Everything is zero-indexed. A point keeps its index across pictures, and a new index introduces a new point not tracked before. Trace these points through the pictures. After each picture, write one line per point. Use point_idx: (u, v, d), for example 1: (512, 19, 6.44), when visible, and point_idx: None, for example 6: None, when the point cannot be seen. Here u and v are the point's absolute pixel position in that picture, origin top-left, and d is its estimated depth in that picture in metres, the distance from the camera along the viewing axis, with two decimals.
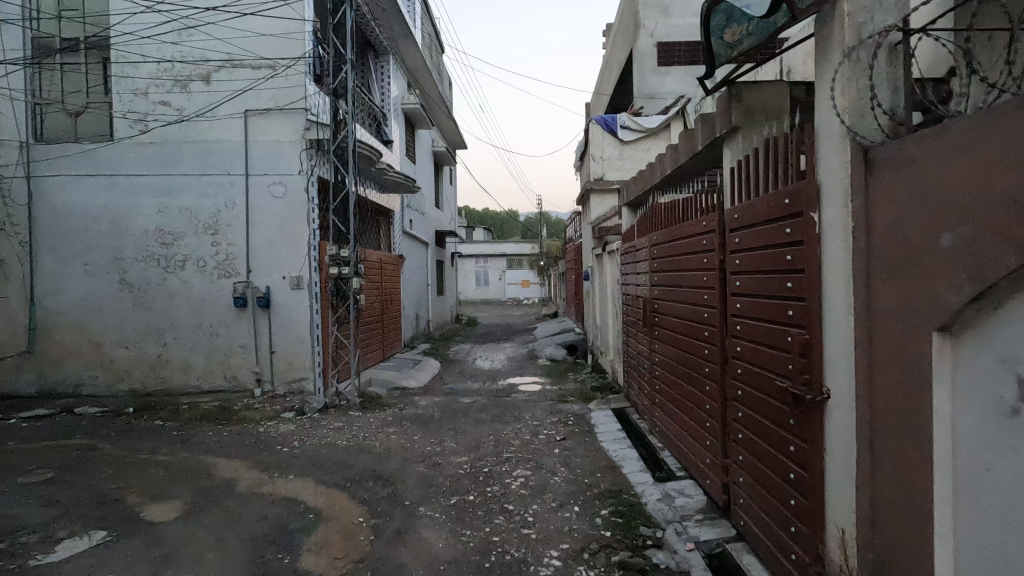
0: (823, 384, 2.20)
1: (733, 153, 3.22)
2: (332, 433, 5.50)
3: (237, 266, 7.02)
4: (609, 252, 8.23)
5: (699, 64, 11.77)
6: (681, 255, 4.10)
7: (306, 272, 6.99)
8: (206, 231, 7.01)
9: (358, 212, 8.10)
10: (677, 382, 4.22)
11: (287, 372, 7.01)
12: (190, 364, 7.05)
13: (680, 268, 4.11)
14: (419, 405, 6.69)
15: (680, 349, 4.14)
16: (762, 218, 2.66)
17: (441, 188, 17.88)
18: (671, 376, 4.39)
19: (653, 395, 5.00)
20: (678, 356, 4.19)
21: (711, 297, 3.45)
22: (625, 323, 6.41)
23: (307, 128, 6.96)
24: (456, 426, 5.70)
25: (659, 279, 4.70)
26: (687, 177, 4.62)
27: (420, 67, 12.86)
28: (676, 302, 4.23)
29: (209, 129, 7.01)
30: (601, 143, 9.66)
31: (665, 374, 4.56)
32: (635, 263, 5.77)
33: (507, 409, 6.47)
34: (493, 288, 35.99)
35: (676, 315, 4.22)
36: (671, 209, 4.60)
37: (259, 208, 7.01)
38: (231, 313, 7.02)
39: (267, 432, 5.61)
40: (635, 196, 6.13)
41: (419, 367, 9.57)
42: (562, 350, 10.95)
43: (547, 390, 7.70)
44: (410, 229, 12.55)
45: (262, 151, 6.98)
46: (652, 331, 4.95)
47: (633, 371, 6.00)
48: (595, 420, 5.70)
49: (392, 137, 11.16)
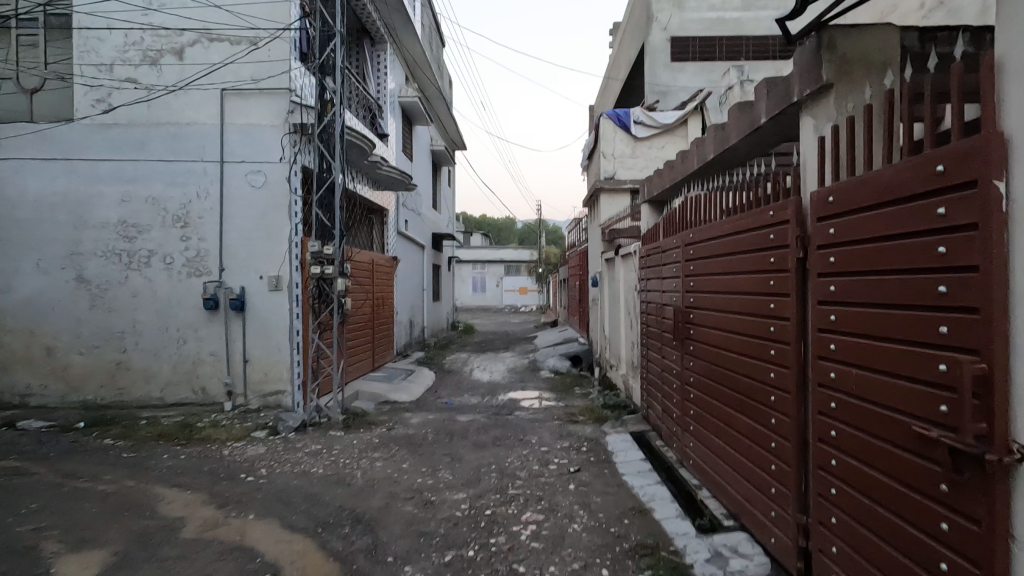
0: (1011, 438, 1.46)
1: (818, 121, 2.49)
2: (307, 458, 4.72)
3: (209, 264, 6.25)
4: (622, 256, 7.50)
5: (714, 60, 11.13)
6: (729, 255, 3.38)
7: (286, 271, 6.23)
8: (175, 224, 6.26)
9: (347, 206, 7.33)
10: (721, 408, 3.50)
11: (262, 385, 6.23)
12: (154, 374, 6.26)
13: (727, 272, 3.39)
14: (410, 424, 5.91)
15: (725, 368, 3.42)
16: (884, 196, 1.94)
17: (439, 190, 17.15)
18: (710, 401, 3.67)
19: (684, 419, 4.27)
20: (721, 377, 3.47)
21: (780, 307, 2.73)
22: (645, 333, 5.69)
23: (291, 111, 6.21)
24: (452, 452, 4.94)
25: (696, 284, 3.99)
26: (734, 162, 3.90)
27: (420, 59, 12.18)
28: (719, 313, 3.51)
29: (180, 110, 6.26)
30: (612, 139, 8.97)
31: (702, 398, 3.83)
32: (661, 266, 5.05)
33: (510, 430, 5.71)
34: (490, 295, 35.29)
35: (720, 328, 3.50)
36: (713, 201, 3.88)
37: (235, 199, 6.25)
38: (201, 316, 6.24)
39: (232, 455, 4.83)
40: (661, 191, 5.40)
41: (411, 379, 8.80)
42: (566, 362, 10.19)
43: (553, 408, 6.94)
44: (404, 230, 11.83)
45: (239, 135, 6.25)
46: (683, 345, 4.23)
47: (655, 388, 5.27)
48: (613, 447, 4.94)
49: (388, 131, 10.43)
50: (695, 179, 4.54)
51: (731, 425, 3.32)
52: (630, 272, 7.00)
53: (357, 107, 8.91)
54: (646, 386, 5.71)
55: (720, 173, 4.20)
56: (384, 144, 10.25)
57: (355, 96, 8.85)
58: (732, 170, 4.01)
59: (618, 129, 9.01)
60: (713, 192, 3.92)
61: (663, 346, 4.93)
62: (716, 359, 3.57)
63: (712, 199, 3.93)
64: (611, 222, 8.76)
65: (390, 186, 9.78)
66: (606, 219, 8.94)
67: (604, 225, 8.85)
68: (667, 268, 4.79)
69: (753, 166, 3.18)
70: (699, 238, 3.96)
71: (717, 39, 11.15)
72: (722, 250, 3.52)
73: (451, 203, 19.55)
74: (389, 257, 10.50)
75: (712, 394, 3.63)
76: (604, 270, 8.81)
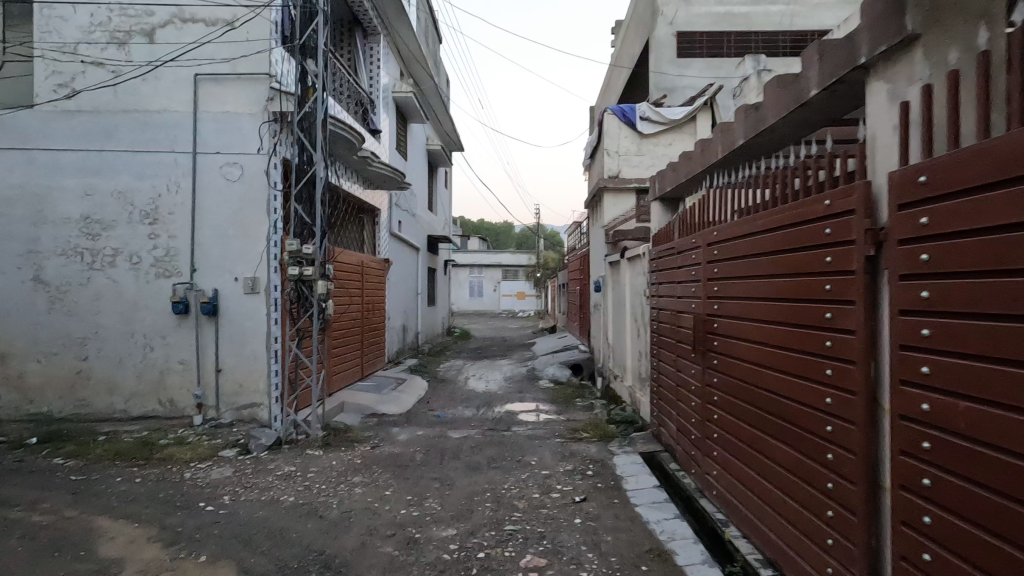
0: None
1: (895, 84, 2.00)
2: (278, 483, 4.18)
3: (179, 264, 5.72)
4: (628, 259, 7.00)
5: (721, 56, 10.67)
6: (766, 255, 2.88)
7: (264, 272, 5.70)
8: (143, 220, 5.73)
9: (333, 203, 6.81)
10: (754, 434, 3.00)
11: (235, 396, 5.69)
12: (117, 384, 5.72)
13: (764, 273, 2.89)
14: (397, 442, 5.38)
15: (760, 387, 2.92)
16: (1012, 172, 1.46)
17: (435, 191, 16.62)
18: (740, 423, 3.16)
19: (704, 442, 3.77)
20: (755, 396, 2.96)
21: (840, 317, 2.23)
22: (656, 342, 5.19)
23: (270, 98, 5.70)
24: (442, 475, 4.41)
25: (722, 288, 3.49)
26: (767, 148, 3.40)
27: (415, 54, 11.70)
28: (754, 322, 3.01)
29: (149, 96, 5.75)
30: (616, 136, 8.49)
31: (729, 419, 3.33)
32: (676, 269, 4.56)
33: (507, 449, 5.18)
34: (487, 299, 34.77)
35: (753, 339, 2.99)
36: (743, 192, 3.39)
37: (209, 193, 5.74)
38: (170, 321, 5.71)
39: (194, 478, 4.29)
40: (675, 185, 4.90)
41: (401, 389, 8.27)
42: (566, 371, 9.65)
43: (554, 423, 6.39)
44: (398, 232, 11.31)
45: (214, 124, 5.74)
46: (705, 358, 3.73)
47: (667, 404, 4.77)
48: (623, 471, 4.43)
49: (380, 127, 9.93)
50: (718, 170, 4.04)
51: (769, 455, 2.81)
52: (637, 276, 6.48)
53: (347, 99, 8.40)
54: (656, 400, 5.20)
55: (748, 160, 3.70)
56: (376, 140, 9.74)
57: (345, 88, 8.34)
58: (765, 157, 3.51)
59: (623, 125, 8.52)
60: (743, 182, 3.43)
61: (678, 358, 4.44)
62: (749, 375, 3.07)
63: (741, 190, 3.44)
64: (616, 223, 8.25)
65: (382, 184, 9.26)
66: (611, 220, 8.44)
67: (608, 226, 8.35)
68: (684, 271, 4.29)
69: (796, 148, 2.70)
70: (725, 235, 3.46)
71: (724, 34, 10.69)
72: (756, 248, 3.02)
73: (448, 206, 19.03)
74: (380, 259, 9.96)
75: (742, 415, 3.13)
76: (607, 274, 8.30)
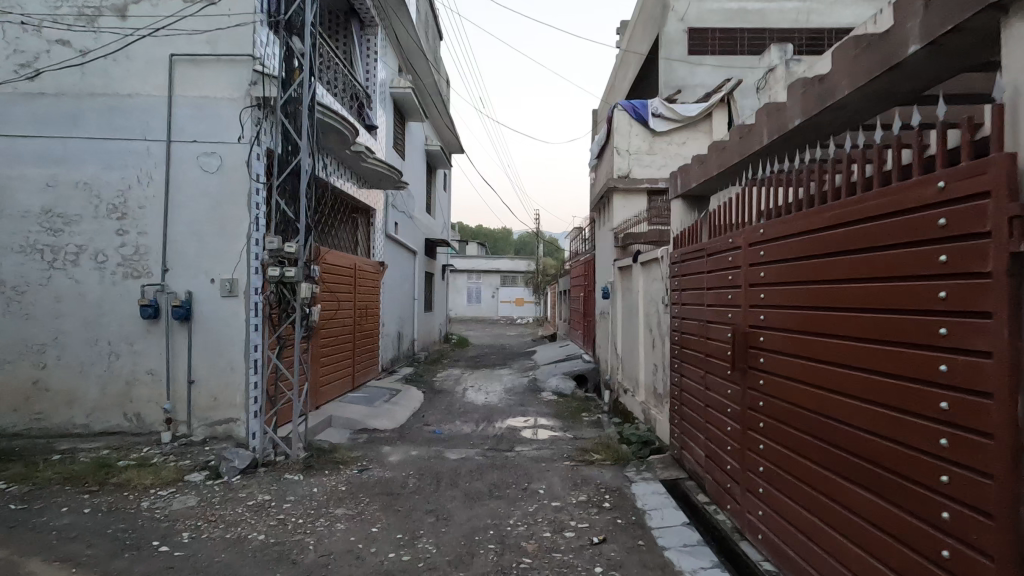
0: None
1: None
2: (248, 516, 3.61)
3: (150, 264, 5.17)
4: (641, 264, 6.48)
5: (735, 54, 10.21)
6: (844, 257, 2.37)
7: (243, 274, 5.15)
8: (110, 215, 5.19)
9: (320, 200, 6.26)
10: (829, 476, 2.49)
11: (209, 411, 5.12)
12: (78, 396, 5.15)
13: (841, 279, 2.38)
14: (388, 464, 4.82)
15: (839, 420, 2.41)
16: None
17: (433, 194, 16.10)
18: (808, 460, 2.66)
19: (744, 476, 3.26)
20: (832, 429, 2.46)
21: (963, 337, 1.72)
22: (677, 355, 4.68)
23: (254, 82, 5.17)
24: (439, 506, 3.86)
25: (775, 298, 2.98)
26: (828, 130, 2.86)
27: (415, 49, 11.22)
28: (827, 339, 2.50)
29: (120, 78, 5.22)
30: (628, 133, 7.99)
31: (790, 454, 2.82)
32: (704, 274, 4.04)
33: (511, 473, 4.63)
34: (486, 306, 34.21)
35: (828, 359, 2.48)
36: (800, 181, 2.86)
37: (184, 185, 5.20)
38: (138, 326, 5.15)
39: (152, 508, 3.72)
40: (703, 181, 4.37)
41: (395, 402, 7.71)
42: (570, 383, 9.09)
43: (561, 442, 5.83)
44: (394, 233, 10.78)
45: (191, 110, 5.21)
46: (749, 378, 3.22)
47: (693, 426, 4.24)
48: (644, 504, 3.88)
49: (376, 123, 9.41)
50: (759, 159, 3.50)
51: (852, 504, 2.30)
52: (652, 282, 5.96)
53: (341, 91, 7.87)
54: (677, 419, 4.69)
55: (800, 147, 3.17)
56: (372, 136, 9.22)
57: (339, 80, 7.83)
58: (823, 141, 2.97)
59: (634, 122, 8.03)
60: (798, 170, 2.90)
61: (706, 374, 3.92)
62: (821, 404, 2.56)
63: (798, 179, 2.92)
64: (627, 226, 7.73)
65: (377, 182, 8.72)
66: (621, 223, 7.92)
67: (619, 229, 7.83)
68: (716, 276, 3.77)
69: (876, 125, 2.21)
70: (780, 234, 2.95)
71: (737, 31, 10.24)
72: (827, 248, 2.50)
73: (446, 209, 18.52)
74: (375, 262, 9.42)
75: (812, 450, 2.62)
76: (616, 280, 7.78)
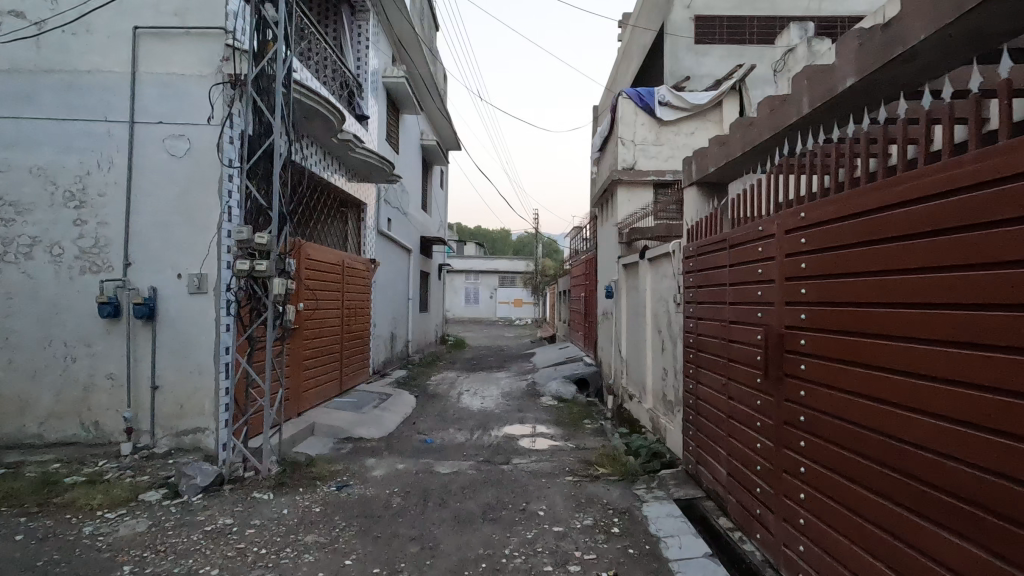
0: None
1: None
2: (203, 546, 3.13)
3: (111, 257, 4.69)
4: (648, 260, 6.02)
5: (743, 43, 9.76)
6: (935, 242, 1.90)
7: (212, 269, 4.67)
8: (67, 203, 4.71)
9: (299, 190, 5.77)
10: (902, 513, 2.03)
11: (175, 420, 4.64)
12: (30, 403, 4.66)
13: (930, 271, 1.92)
14: (371, 480, 4.35)
15: (922, 445, 1.94)
16: None
17: (429, 191, 15.62)
18: (871, 490, 2.20)
19: (778, 501, 2.80)
20: (908, 456, 2.01)
21: None
22: (692, 359, 4.21)
23: (226, 58, 4.69)
24: (425, 532, 3.38)
25: (822, 294, 2.51)
26: (886, 93, 2.40)
27: (409, 38, 10.74)
28: (904, 344, 2.03)
29: (79, 53, 4.74)
30: (632, 123, 7.54)
31: (844, 481, 2.35)
32: (726, 269, 3.57)
33: (508, 491, 4.15)
34: (484, 307, 33.73)
35: (904, 370, 2.03)
36: (856, 154, 2.39)
37: (148, 170, 4.72)
38: (97, 326, 4.67)
39: (94, 535, 3.24)
40: (723, 165, 3.90)
41: (385, 407, 7.25)
42: (571, 387, 8.61)
43: (562, 454, 5.35)
44: (386, 230, 10.31)
45: (157, 88, 4.74)
46: (785, 388, 2.75)
47: (711, 439, 3.78)
48: (659, 528, 3.41)
49: (367, 113, 8.93)
50: (796, 134, 3.02)
51: (942, 553, 1.84)
52: (661, 280, 5.50)
53: (328, 76, 7.40)
54: (691, 431, 4.22)
55: (847, 117, 2.70)
56: (363, 127, 8.75)
57: (326, 65, 7.36)
58: (880, 107, 2.50)
59: (640, 111, 7.57)
60: (852, 141, 2.42)
61: (728, 381, 3.46)
62: (892, 423, 2.09)
63: (852, 152, 2.44)
64: (633, 221, 7.26)
65: (368, 173, 8.37)
66: (625, 218, 7.45)
67: (623, 224, 7.38)
68: (741, 270, 3.30)
69: (944, 88, 1.95)
70: (831, 219, 2.48)
71: (746, 20, 9.78)
72: (907, 233, 2.03)
73: (442, 207, 18.02)
74: (366, 260, 8.96)
75: (877, 479, 2.16)
76: (620, 279, 7.32)
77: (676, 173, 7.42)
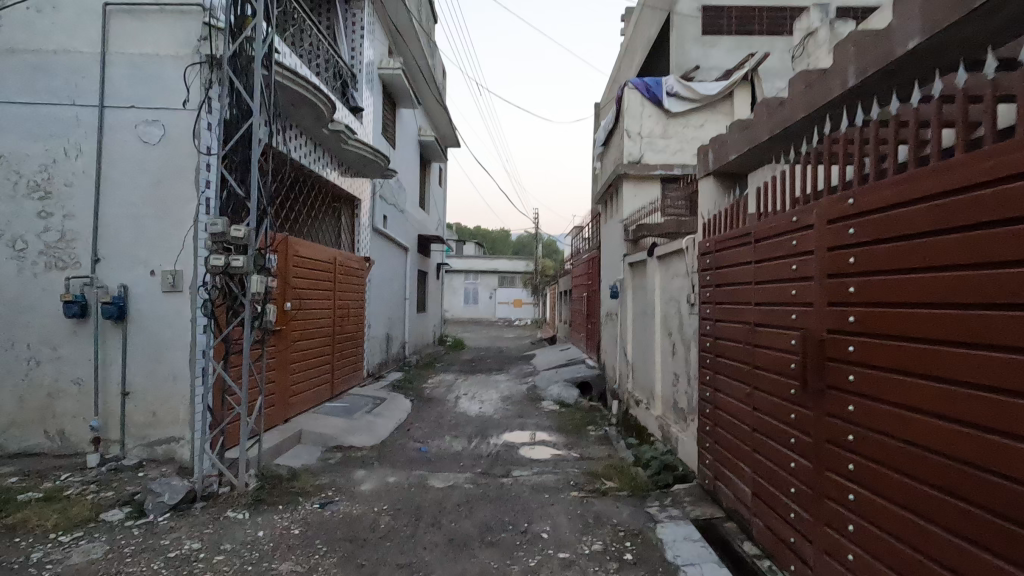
0: None
1: None
2: None
3: (78, 252, 4.33)
4: (657, 258, 5.67)
5: (752, 34, 9.40)
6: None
7: (188, 265, 4.32)
8: (31, 193, 4.35)
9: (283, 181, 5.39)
10: (982, 559, 1.67)
11: (147, 429, 4.28)
12: None
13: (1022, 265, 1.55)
14: (358, 495, 3.99)
15: (1012, 477, 1.58)
16: None
17: (427, 189, 15.26)
18: (938, 527, 1.83)
19: (818, 531, 2.44)
20: (990, 491, 1.65)
21: None
22: (711, 365, 3.85)
23: (203, 37, 4.33)
24: (414, 558, 3.02)
25: (872, 293, 2.14)
26: (952, 57, 2.05)
27: (406, 29, 10.38)
28: (985, 355, 1.67)
29: (44, 31, 4.38)
30: (639, 115, 7.19)
31: (901, 515, 1.99)
32: (750, 266, 3.21)
33: (508, 508, 3.80)
34: (483, 308, 33.38)
35: (986, 386, 1.67)
36: (916, 128, 2.03)
37: (119, 159, 4.36)
38: (63, 327, 4.30)
39: (41, 563, 2.87)
40: (746, 152, 3.53)
41: (378, 412, 6.89)
42: (574, 392, 8.25)
43: (566, 465, 4.98)
44: (382, 227, 9.95)
45: (129, 69, 4.38)
46: (825, 402, 2.39)
47: (733, 454, 3.42)
48: (677, 555, 3.05)
49: (362, 105, 8.58)
50: (834, 112, 2.66)
51: None
52: (672, 279, 5.15)
53: (320, 64, 7.05)
54: (709, 443, 3.86)
55: (899, 89, 2.34)
56: (357, 119, 8.40)
57: (317, 53, 7.01)
58: (940, 76, 2.14)
59: (647, 102, 7.22)
60: (911, 114, 2.06)
61: (754, 391, 3.10)
62: (969, 449, 1.73)
63: (908, 125, 2.08)
64: (639, 217, 6.91)
65: (362, 167, 8.03)
66: (631, 214, 7.10)
67: (629, 221, 7.03)
68: (771, 267, 2.93)
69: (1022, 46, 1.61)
70: (884, 206, 2.11)
71: (755, 10, 9.42)
72: (990, 219, 1.66)
73: (441, 205, 17.68)
74: (360, 258, 8.60)
75: (947, 514, 1.79)
76: (626, 278, 6.97)
77: (685, 167, 7.07)
